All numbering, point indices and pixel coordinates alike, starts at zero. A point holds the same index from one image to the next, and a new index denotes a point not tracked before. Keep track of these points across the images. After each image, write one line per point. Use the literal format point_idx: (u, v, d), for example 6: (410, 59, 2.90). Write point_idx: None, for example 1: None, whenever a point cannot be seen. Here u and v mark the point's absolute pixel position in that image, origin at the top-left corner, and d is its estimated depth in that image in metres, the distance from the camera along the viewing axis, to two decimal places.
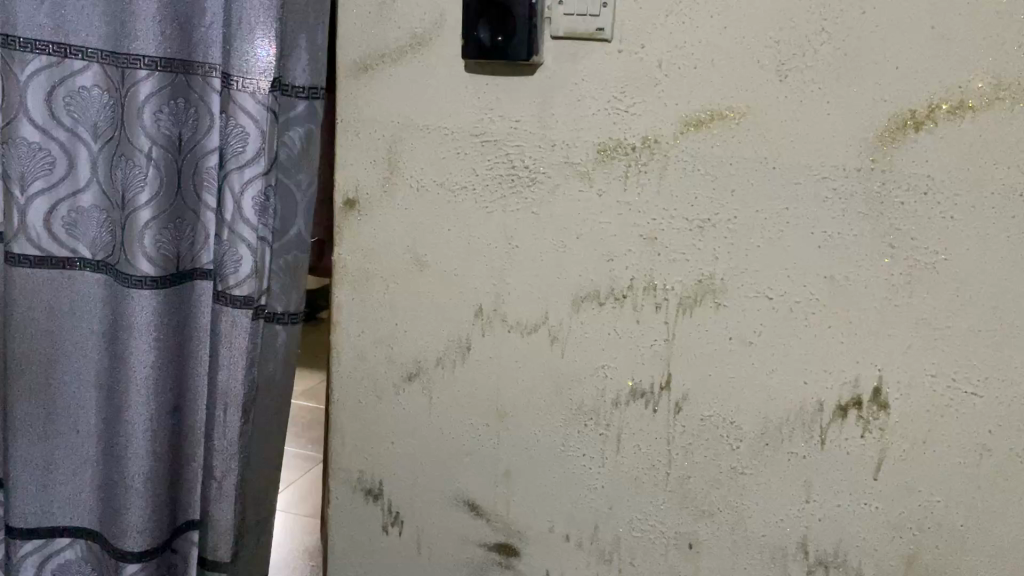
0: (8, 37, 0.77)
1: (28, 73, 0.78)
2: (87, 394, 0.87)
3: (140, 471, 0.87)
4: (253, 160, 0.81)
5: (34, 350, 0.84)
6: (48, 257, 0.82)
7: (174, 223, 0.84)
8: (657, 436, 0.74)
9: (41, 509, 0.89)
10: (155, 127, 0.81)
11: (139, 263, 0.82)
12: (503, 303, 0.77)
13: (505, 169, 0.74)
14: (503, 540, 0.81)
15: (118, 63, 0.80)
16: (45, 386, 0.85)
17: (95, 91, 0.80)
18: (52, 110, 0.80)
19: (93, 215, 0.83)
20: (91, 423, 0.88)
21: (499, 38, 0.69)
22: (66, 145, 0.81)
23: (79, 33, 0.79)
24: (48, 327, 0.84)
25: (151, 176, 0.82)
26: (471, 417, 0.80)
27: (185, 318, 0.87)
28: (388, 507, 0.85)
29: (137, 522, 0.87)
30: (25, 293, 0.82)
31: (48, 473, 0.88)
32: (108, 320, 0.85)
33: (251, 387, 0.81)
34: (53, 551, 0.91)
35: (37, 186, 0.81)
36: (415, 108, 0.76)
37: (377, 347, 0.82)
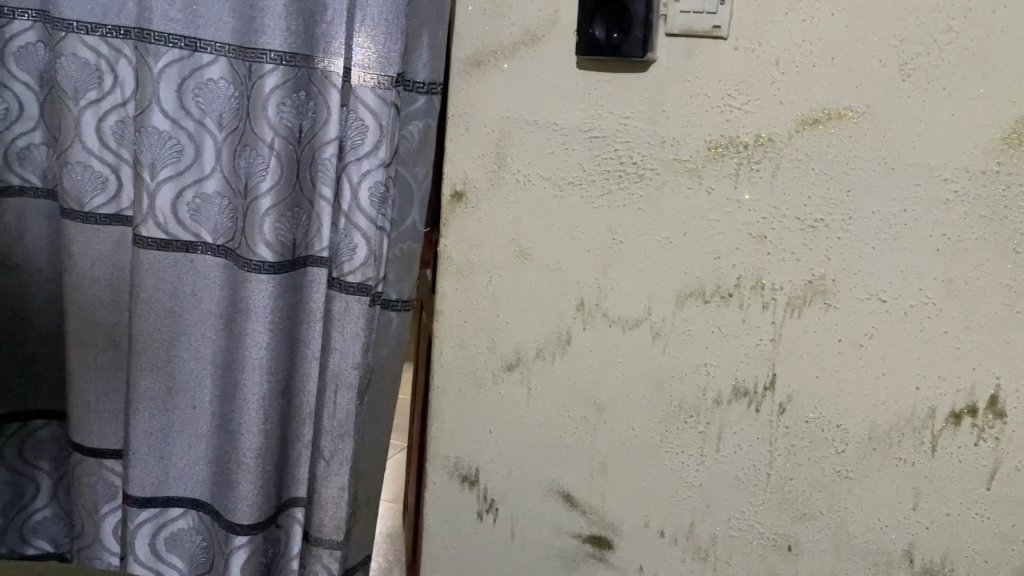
0: (145, 31, 0.82)
1: (162, 66, 0.83)
2: (204, 371, 0.92)
3: (253, 447, 0.91)
4: (370, 152, 0.83)
5: (157, 328, 0.89)
6: (174, 240, 0.87)
7: (292, 211, 0.86)
8: (760, 436, 0.74)
9: (156, 480, 0.94)
10: (278, 119, 0.84)
11: (258, 249, 0.85)
12: (606, 298, 0.77)
13: (612, 164, 0.74)
14: (597, 532, 0.82)
15: (244, 56, 0.83)
16: (167, 362, 0.90)
17: (222, 83, 0.84)
18: (182, 101, 0.85)
19: (216, 201, 0.88)
20: (206, 398, 0.93)
21: (614, 35, 0.70)
22: (194, 134, 0.86)
23: (209, 28, 0.83)
24: (171, 307, 0.89)
25: (272, 166, 0.85)
26: (569, 409, 0.80)
27: (298, 303, 0.89)
28: (483, 495, 0.86)
29: (249, 496, 0.92)
30: (152, 274, 0.87)
31: (165, 445, 0.93)
32: (226, 301, 0.89)
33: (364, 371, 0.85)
34: (166, 520, 0.97)
35: (167, 173, 0.86)
36: (524, 102, 0.76)
37: (478, 336, 0.82)
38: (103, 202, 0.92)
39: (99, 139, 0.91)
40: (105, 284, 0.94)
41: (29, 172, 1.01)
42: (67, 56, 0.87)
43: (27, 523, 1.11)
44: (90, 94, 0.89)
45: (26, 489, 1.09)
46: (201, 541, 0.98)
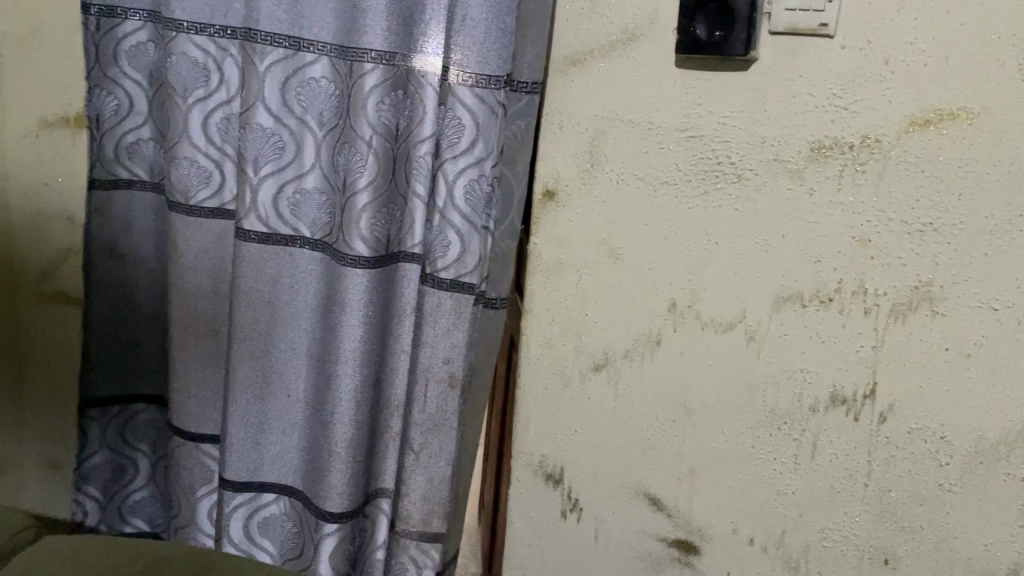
0: (252, 31, 0.85)
1: (266, 65, 0.86)
2: (298, 361, 0.95)
3: (343, 437, 0.94)
4: (466, 150, 0.84)
5: (256, 318, 0.92)
6: (274, 234, 0.90)
7: (387, 207, 0.88)
8: (857, 445, 0.72)
9: (251, 466, 0.98)
10: (376, 117, 0.85)
11: (355, 244, 0.88)
12: (698, 300, 0.75)
13: (710, 164, 0.72)
14: (683, 537, 0.81)
15: (345, 55, 0.85)
16: (263, 352, 0.94)
17: (323, 82, 0.87)
18: (285, 99, 0.87)
19: (315, 197, 0.90)
20: (300, 388, 0.96)
21: (716, 33, 0.68)
22: (295, 132, 0.88)
23: (312, 27, 0.85)
24: (270, 298, 0.92)
25: (370, 163, 0.87)
26: (658, 412, 0.79)
27: (390, 297, 0.91)
28: (568, 494, 0.85)
29: (338, 486, 0.95)
30: (251, 268, 0.90)
31: (260, 432, 0.97)
32: (323, 295, 0.92)
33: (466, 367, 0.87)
34: (260, 505, 1.01)
35: (269, 168, 0.89)
36: (619, 101, 0.74)
37: (566, 337, 0.81)
38: (207, 196, 0.95)
39: (206, 136, 0.94)
40: (207, 276, 0.98)
41: (136, 167, 1.02)
42: (179, 56, 0.90)
43: (125, 504, 1.15)
44: (197, 93, 0.92)
45: (126, 470, 1.14)
46: (292, 527, 1.02)
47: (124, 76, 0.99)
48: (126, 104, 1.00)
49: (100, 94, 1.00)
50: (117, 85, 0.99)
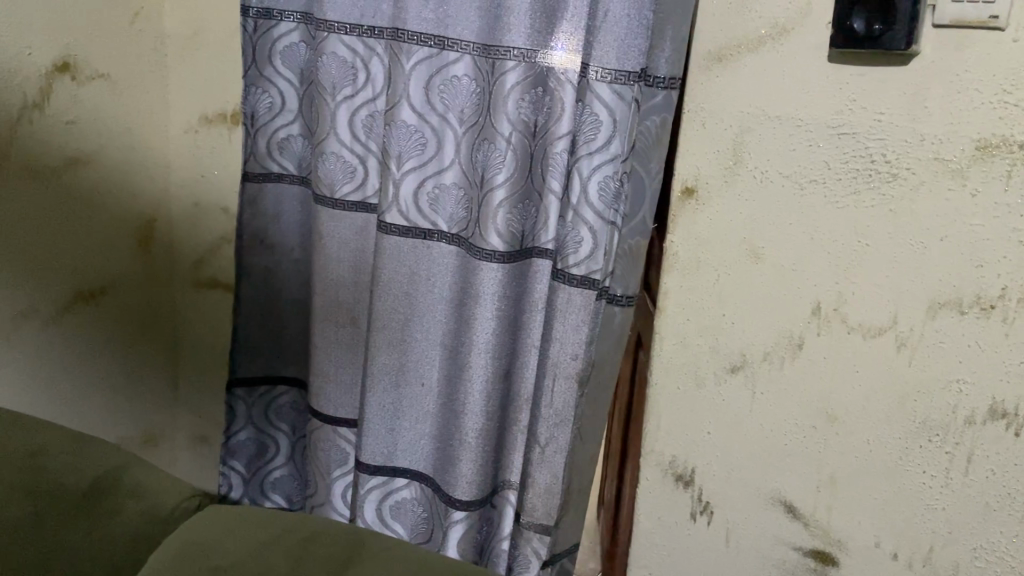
0: (399, 30, 0.88)
1: (412, 64, 0.89)
2: (432, 351, 0.98)
3: (474, 427, 0.96)
4: (603, 146, 0.84)
5: (393, 308, 0.96)
6: (414, 228, 0.94)
7: (523, 203, 0.88)
8: (1018, 463, 0.69)
9: (385, 450, 1.03)
10: (516, 113, 0.85)
11: (490, 238, 0.89)
12: (845, 303, 0.73)
13: (862, 163, 0.69)
14: (820, 547, 0.79)
15: (487, 54, 0.86)
16: (400, 341, 0.98)
17: (465, 79, 0.88)
18: (428, 96, 0.90)
19: (453, 192, 0.92)
20: (433, 377, 0.99)
21: (875, 27, 0.65)
22: (437, 128, 0.91)
23: (456, 26, 0.87)
24: (406, 290, 0.96)
25: (508, 159, 0.87)
26: (798, 418, 0.77)
27: (522, 292, 0.92)
28: (698, 496, 0.84)
29: (468, 475, 0.98)
30: (391, 259, 0.94)
31: (395, 419, 1.01)
32: (457, 287, 0.94)
33: (586, 364, 0.87)
34: (392, 489, 1.05)
35: (411, 164, 0.92)
36: (766, 98, 0.72)
37: (701, 337, 0.80)
38: (351, 190, 0.99)
39: (351, 132, 0.97)
40: (348, 267, 1.02)
41: (287, 161, 1.07)
42: (330, 55, 0.94)
43: (266, 480, 1.22)
44: (345, 91, 0.96)
45: (268, 448, 1.21)
46: (422, 512, 1.05)
47: (278, 75, 1.03)
48: (279, 102, 1.04)
49: (255, 92, 1.04)
50: (271, 84, 1.03)
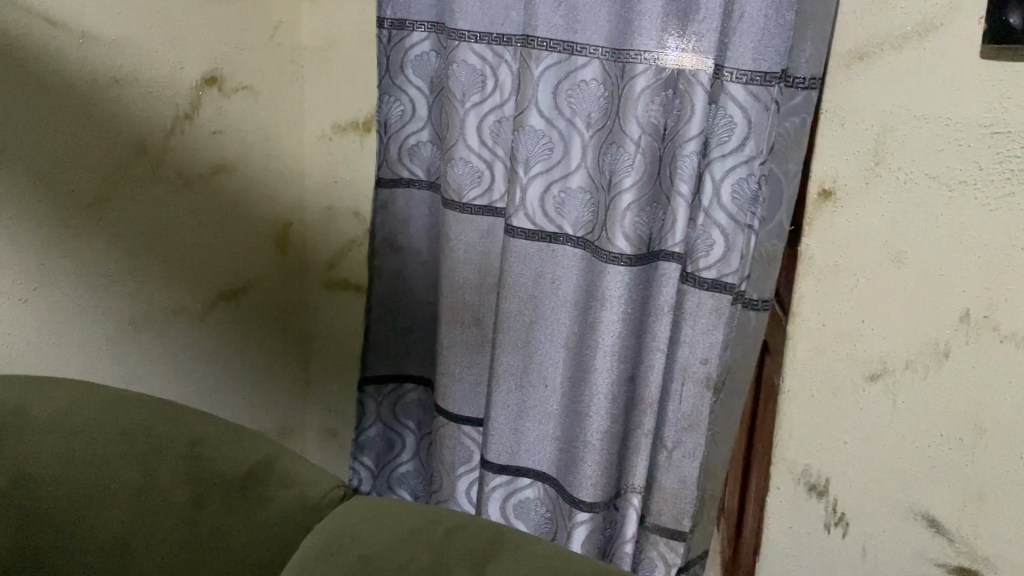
0: (529, 37, 0.89)
1: (541, 70, 0.90)
2: (557, 353, 1.00)
3: (598, 429, 0.96)
4: (736, 148, 0.84)
5: (519, 310, 0.98)
6: (540, 231, 0.95)
7: (651, 206, 0.88)
8: None
9: (510, 449, 1.05)
10: (646, 116, 0.85)
11: (617, 241, 0.89)
12: (997, 310, 0.69)
13: (1016, 163, 0.66)
14: (966, 565, 0.75)
15: (617, 58, 0.86)
16: (525, 343, 1.00)
17: (594, 84, 0.88)
18: (557, 102, 0.91)
19: (579, 195, 0.92)
20: (557, 379, 1.00)
21: None
22: (564, 133, 0.92)
23: (586, 32, 0.87)
24: (533, 292, 0.97)
25: (636, 162, 0.87)
26: (943, 429, 0.74)
27: (648, 296, 0.92)
28: (833, 508, 0.83)
29: (592, 476, 0.98)
30: (517, 262, 0.96)
31: (519, 419, 1.04)
32: (583, 290, 0.95)
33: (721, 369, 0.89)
34: (516, 488, 1.07)
35: (538, 168, 0.93)
36: (911, 97, 0.70)
37: (838, 343, 0.79)
38: (478, 194, 1.02)
39: (479, 138, 1.00)
40: (475, 269, 1.05)
41: (416, 166, 1.10)
42: (460, 63, 0.97)
43: (393, 475, 1.27)
44: (474, 97, 0.98)
45: (395, 444, 1.25)
46: (545, 512, 1.07)
47: (409, 83, 1.06)
48: (409, 109, 1.08)
49: (388, 100, 1.08)
50: (403, 92, 1.07)
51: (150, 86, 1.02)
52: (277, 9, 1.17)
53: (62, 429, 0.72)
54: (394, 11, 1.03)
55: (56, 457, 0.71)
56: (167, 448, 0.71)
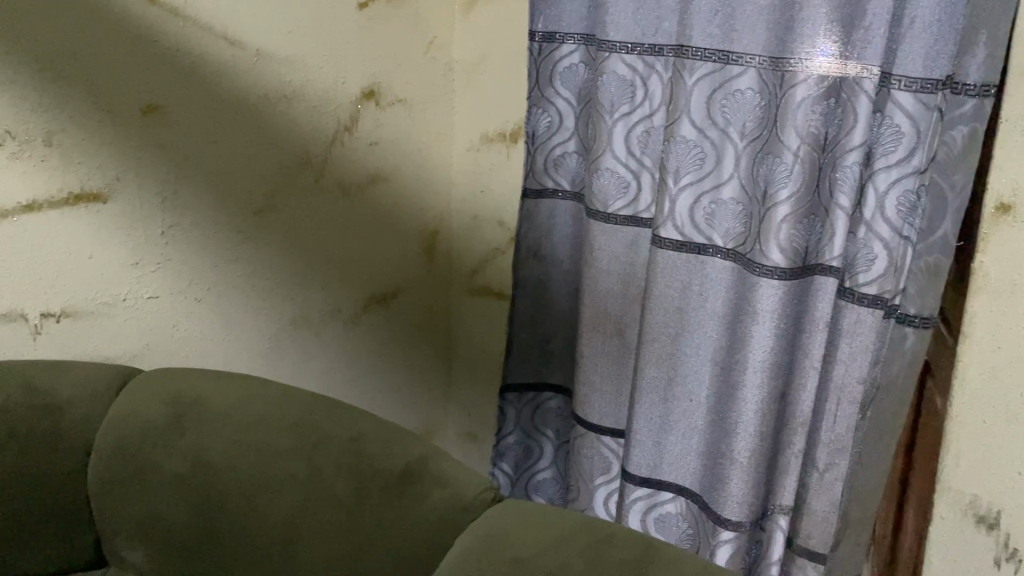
0: (684, 47, 0.89)
1: (694, 80, 0.89)
2: (703, 367, 0.98)
3: (746, 447, 0.94)
4: (902, 159, 0.81)
5: (665, 322, 0.98)
6: (689, 242, 0.94)
7: (808, 218, 0.86)
8: None
9: (651, 462, 1.04)
10: (805, 125, 0.83)
11: (771, 254, 0.87)
12: None
13: None
14: None
15: (776, 66, 0.84)
16: (670, 355, 0.99)
17: (749, 93, 0.86)
18: (710, 111, 0.90)
19: (731, 207, 0.91)
20: (703, 394, 0.99)
21: None
22: (717, 143, 0.90)
23: (742, 40, 0.85)
24: (679, 304, 0.96)
25: (794, 173, 0.84)
26: None
27: (802, 313, 0.89)
28: (1004, 542, 0.78)
29: (738, 495, 0.96)
30: (664, 273, 0.96)
31: (663, 432, 1.03)
32: (733, 303, 0.93)
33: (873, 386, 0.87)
34: (657, 502, 1.06)
35: (688, 179, 0.92)
36: None
37: (1015, 366, 0.74)
38: (623, 205, 1.01)
39: (627, 149, 1.00)
40: (618, 279, 1.05)
41: (562, 177, 1.11)
42: (610, 74, 0.97)
43: (531, 481, 1.28)
44: (623, 108, 0.98)
45: (533, 451, 1.27)
46: (687, 528, 1.05)
47: (557, 95, 1.07)
48: (556, 121, 1.09)
49: (536, 112, 1.09)
50: (551, 104, 1.08)
51: (314, 101, 1.10)
52: (431, 25, 1.22)
53: (236, 421, 0.78)
54: (545, 24, 1.05)
55: (232, 447, 0.76)
56: (329, 443, 0.75)
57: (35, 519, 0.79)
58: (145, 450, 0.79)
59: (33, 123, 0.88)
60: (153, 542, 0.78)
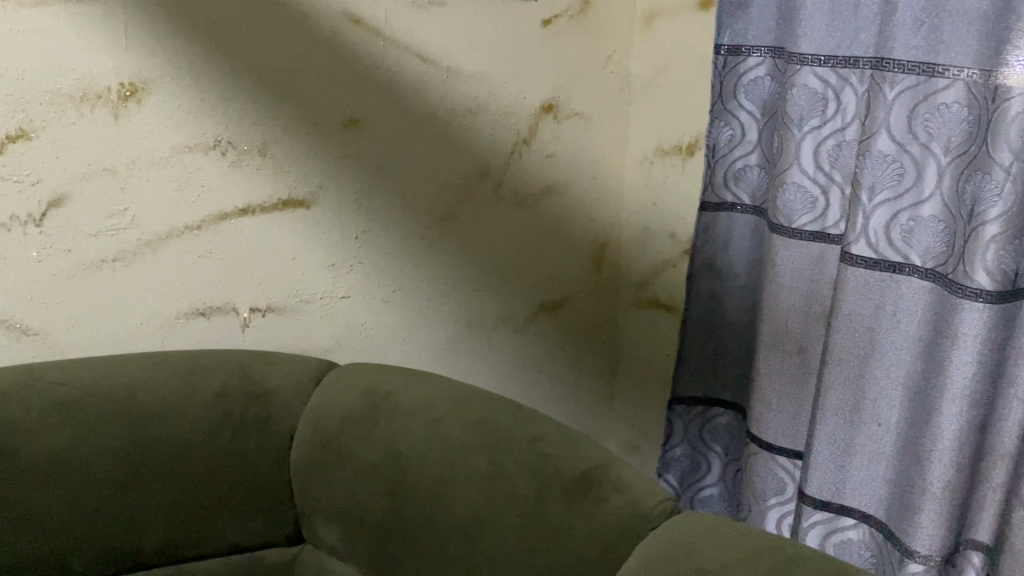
0: (883, 60, 0.87)
1: (895, 93, 0.87)
2: (894, 392, 0.94)
3: (940, 477, 0.89)
4: None
5: (853, 342, 0.95)
6: (883, 260, 0.91)
7: (1020, 239, 0.81)
8: None
9: (833, 486, 1.01)
10: (1020, 141, 0.79)
11: (976, 274, 0.83)
12: None
13: None
14: None
15: (988, 79, 0.80)
16: (858, 378, 0.96)
17: (956, 106, 0.83)
18: (911, 125, 0.87)
19: (932, 225, 0.87)
20: (893, 418, 0.95)
21: None
22: (919, 158, 0.87)
23: (950, 52, 0.82)
24: (870, 325, 0.94)
25: (1006, 192, 0.80)
26: None
27: (1008, 340, 0.84)
28: None
29: (929, 527, 0.91)
30: (855, 291, 0.93)
31: (846, 456, 1.00)
32: (930, 326, 0.90)
33: None
34: (838, 527, 1.03)
35: (885, 195, 0.90)
36: None
37: None
38: (809, 220, 0.99)
39: (815, 162, 0.97)
40: (801, 295, 1.03)
41: (742, 191, 1.10)
42: (800, 87, 0.96)
43: (696, 496, 1.27)
44: (813, 122, 0.96)
45: (700, 466, 1.25)
46: (870, 557, 1.01)
47: (741, 108, 1.06)
48: (739, 134, 1.08)
49: (718, 125, 1.09)
50: (733, 116, 1.07)
51: (497, 115, 1.15)
52: (611, 41, 1.24)
53: (425, 417, 0.82)
54: (731, 37, 1.05)
55: (421, 440, 0.81)
56: (512, 442, 0.78)
57: (243, 497, 0.87)
58: (342, 438, 0.84)
59: (250, 134, 0.97)
60: (348, 525, 0.83)
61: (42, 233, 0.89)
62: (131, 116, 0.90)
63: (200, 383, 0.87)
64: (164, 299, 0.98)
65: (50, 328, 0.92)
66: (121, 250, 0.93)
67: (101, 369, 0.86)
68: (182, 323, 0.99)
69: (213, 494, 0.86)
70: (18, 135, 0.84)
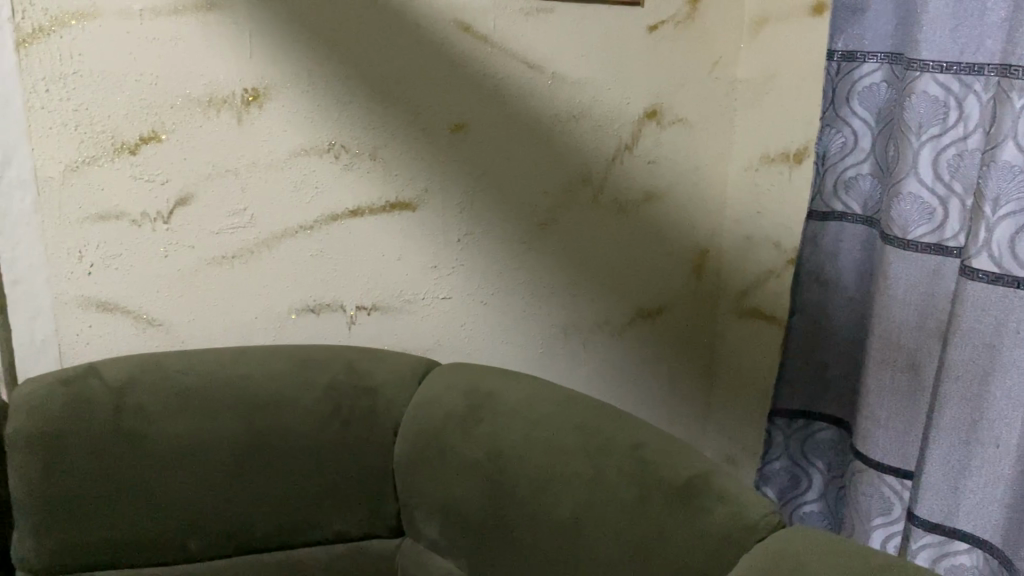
0: (1011, 67, 0.84)
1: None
2: (1014, 412, 0.89)
3: None
4: None
5: (972, 359, 0.92)
6: (1006, 275, 0.87)
7: None
8: None
9: (945, 509, 0.97)
10: None
11: None
12: None
13: None
14: None
15: None
16: (975, 397, 0.93)
17: None
18: None
19: None
20: (1012, 440, 0.90)
21: None
22: None
23: None
24: (990, 342, 0.90)
25: None
26: None
27: None
28: None
29: None
30: (975, 307, 0.90)
31: (959, 477, 0.95)
32: None
33: None
34: (949, 551, 0.98)
35: (1010, 208, 0.86)
36: None
37: None
38: (926, 232, 0.96)
39: (934, 172, 0.94)
40: (914, 310, 0.99)
41: (853, 201, 1.07)
42: (920, 95, 0.93)
43: (796, 512, 1.23)
44: (933, 130, 0.93)
45: (801, 482, 1.22)
46: None
47: (854, 115, 1.04)
48: (851, 142, 1.05)
49: (829, 132, 1.06)
50: (846, 124, 1.05)
51: (600, 121, 1.15)
52: (717, 46, 1.22)
53: (526, 418, 0.84)
54: (845, 42, 1.02)
55: (523, 440, 0.82)
56: (613, 447, 0.78)
57: (348, 489, 0.90)
58: (445, 434, 0.86)
59: (362, 138, 1.01)
60: (450, 521, 0.85)
61: (169, 229, 0.94)
62: (253, 120, 0.95)
63: (311, 376, 0.91)
64: (277, 295, 1.02)
65: (174, 320, 0.97)
66: (239, 248, 0.98)
67: (220, 360, 0.91)
68: (293, 318, 1.03)
69: (320, 484, 0.89)
70: (151, 136, 0.90)
